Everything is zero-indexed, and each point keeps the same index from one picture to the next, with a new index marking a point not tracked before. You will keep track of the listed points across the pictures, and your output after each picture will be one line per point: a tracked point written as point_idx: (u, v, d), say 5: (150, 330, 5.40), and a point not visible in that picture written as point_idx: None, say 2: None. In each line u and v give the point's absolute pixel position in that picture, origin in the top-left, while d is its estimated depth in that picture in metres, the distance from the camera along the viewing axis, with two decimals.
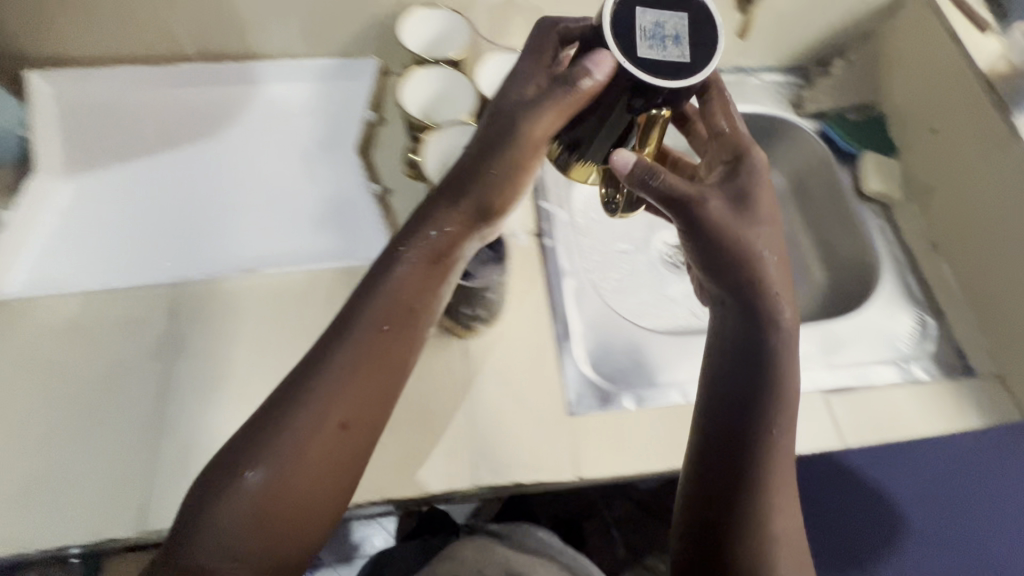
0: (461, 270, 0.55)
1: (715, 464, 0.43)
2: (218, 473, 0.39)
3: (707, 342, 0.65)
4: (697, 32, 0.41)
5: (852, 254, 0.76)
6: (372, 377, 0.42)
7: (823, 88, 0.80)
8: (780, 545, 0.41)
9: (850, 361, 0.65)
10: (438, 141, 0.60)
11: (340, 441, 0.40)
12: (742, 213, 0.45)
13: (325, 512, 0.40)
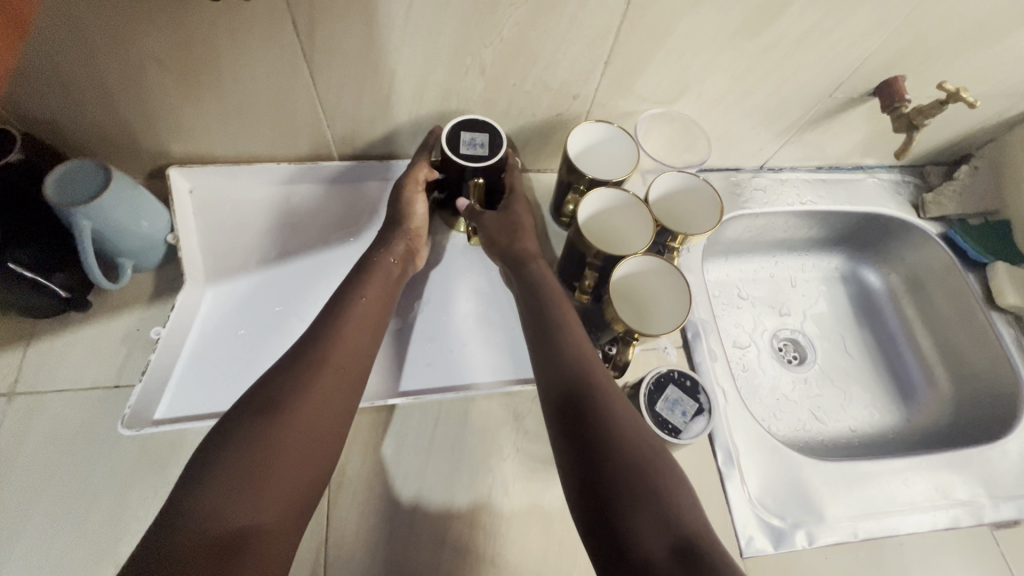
0: (675, 435, 0.47)
1: (574, 397, 0.47)
2: (247, 416, 0.43)
3: (874, 470, 0.62)
4: (494, 139, 0.58)
5: (985, 366, 0.75)
6: (366, 338, 0.51)
7: (948, 194, 0.79)
8: (657, 479, 0.42)
9: (1008, 490, 0.62)
10: (622, 272, 0.55)
11: (331, 386, 0.47)
12: (520, 223, 0.61)
13: (303, 465, 0.43)
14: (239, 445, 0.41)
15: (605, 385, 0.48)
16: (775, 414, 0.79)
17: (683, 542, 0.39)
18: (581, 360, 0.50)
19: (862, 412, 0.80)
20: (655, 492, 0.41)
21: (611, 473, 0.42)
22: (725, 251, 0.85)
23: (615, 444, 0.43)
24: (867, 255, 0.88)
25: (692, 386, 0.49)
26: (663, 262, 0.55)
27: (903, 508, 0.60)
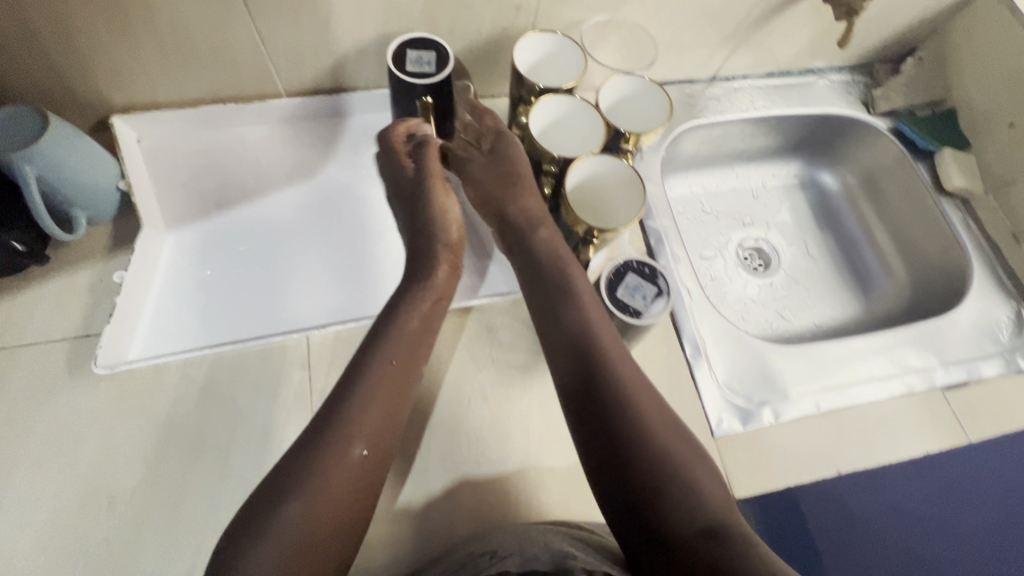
0: (635, 317, 0.53)
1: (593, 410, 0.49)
2: (263, 497, 0.43)
3: (833, 349, 0.65)
4: (442, 58, 0.57)
5: (937, 251, 0.78)
6: (395, 398, 0.50)
7: (895, 87, 0.81)
8: (677, 466, 0.46)
9: (957, 356, 0.67)
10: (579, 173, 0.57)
11: (358, 465, 0.46)
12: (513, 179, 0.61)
13: (345, 516, 0.45)
14: (257, 524, 0.42)
15: (624, 376, 0.50)
16: (743, 317, 0.82)
17: (710, 524, 0.43)
18: (599, 349, 0.51)
19: (825, 308, 0.83)
20: (679, 479, 0.45)
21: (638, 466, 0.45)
22: (685, 165, 0.86)
23: (638, 438, 0.47)
24: (823, 159, 0.90)
25: (651, 273, 0.54)
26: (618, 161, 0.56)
27: (860, 381, 0.64)
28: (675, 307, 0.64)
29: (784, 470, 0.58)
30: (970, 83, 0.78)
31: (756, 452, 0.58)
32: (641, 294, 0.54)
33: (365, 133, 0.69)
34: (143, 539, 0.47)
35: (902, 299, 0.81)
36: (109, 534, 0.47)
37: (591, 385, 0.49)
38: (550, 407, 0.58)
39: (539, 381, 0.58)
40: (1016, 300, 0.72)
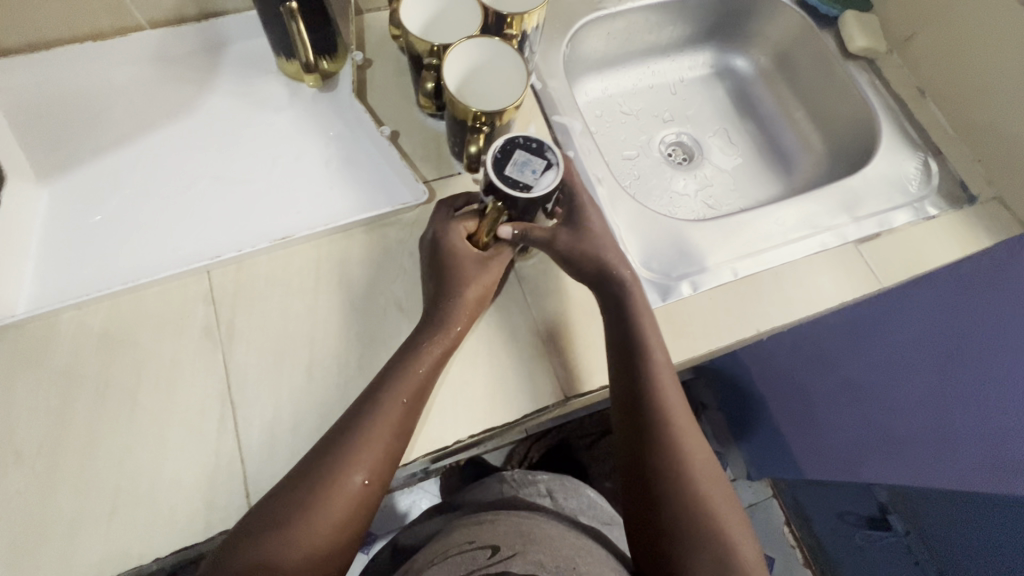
0: (525, 193, 0.48)
1: (645, 420, 0.52)
2: (264, 526, 0.43)
3: (747, 219, 0.66)
4: None
5: (848, 116, 0.78)
6: (399, 440, 0.48)
7: None
8: (705, 510, 0.49)
9: (869, 210, 0.69)
10: (459, 57, 0.54)
11: (360, 494, 0.46)
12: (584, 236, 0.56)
13: (335, 546, 0.44)
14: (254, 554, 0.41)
15: (678, 424, 0.52)
16: (671, 209, 0.82)
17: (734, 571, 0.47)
18: (663, 405, 0.52)
19: (750, 190, 0.84)
20: (705, 526, 0.48)
21: (669, 509, 0.49)
22: (596, 65, 0.84)
23: (682, 490, 0.50)
24: (736, 44, 0.89)
25: (538, 147, 0.49)
26: (501, 42, 0.52)
27: (774, 244, 0.65)
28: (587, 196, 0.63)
29: (705, 337, 0.59)
30: None
31: (676, 324, 0.59)
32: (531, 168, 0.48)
33: (242, 60, 0.64)
34: (56, 490, 0.46)
35: (824, 170, 0.81)
36: (20, 490, 0.46)
37: (649, 437, 0.51)
38: None
39: None
40: (925, 150, 0.73)
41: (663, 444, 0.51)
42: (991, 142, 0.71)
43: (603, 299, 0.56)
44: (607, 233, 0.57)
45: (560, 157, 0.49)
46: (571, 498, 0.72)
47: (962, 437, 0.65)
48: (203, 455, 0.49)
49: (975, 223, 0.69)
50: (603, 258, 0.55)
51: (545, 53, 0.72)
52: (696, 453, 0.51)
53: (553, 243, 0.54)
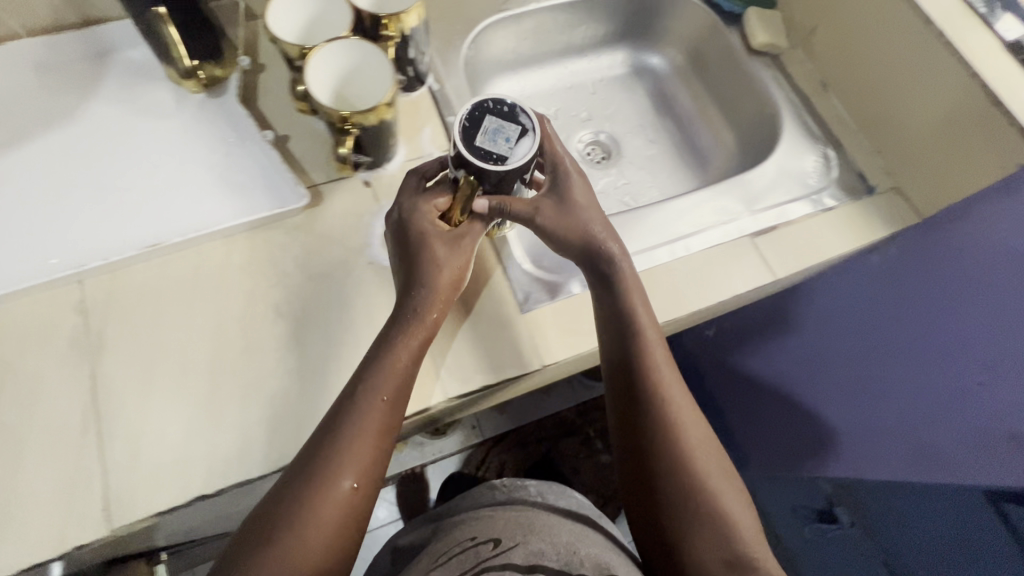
0: (497, 163, 0.49)
1: (637, 408, 0.54)
2: (268, 531, 0.45)
3: (642, 217, 0.67)
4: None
5: (755, 111, 0.79)
6: (383, 435, 0.49)
7: None
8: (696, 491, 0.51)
9: (767, 203, 0.70)
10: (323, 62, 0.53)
11: (346, 497, 0.47)
12: (566, 206, 0.57)
13: (336, 545, 0.46)
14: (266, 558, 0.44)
15: (671, 409, 0.53)
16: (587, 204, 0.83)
17: (729, 556, 0.50)
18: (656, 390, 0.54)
19: (666, 186, 0.85)
20: (696, 504, 0.51)
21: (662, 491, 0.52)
22: (508, 65, 0.84)
23: (674, 471, 0.52)
24: (652, 42, 0.89)
25: (510, 113, 0.50)
26: (362, 41, 0.52)
27: (668, 240, 0.65)
28: None
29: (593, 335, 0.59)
30: None
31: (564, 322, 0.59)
32: (504, 136, 0.49)
33: (130, 68, 0.64)
34: None
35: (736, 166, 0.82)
36: None
37: (643, 423, 0.53)
38: (349, 310, 0.57)
39: (337, 289, 0.57)
40: (826, 143, 0.73)
41: (655, 432, 0.53)
42: (888, 135, 0.71)
43: (593, 278, 0.58)
44: (592, 206, 0.58)
45: (533, 124, 0.50)
46: (561, 497, 0.66)
47: (934, 438, 0.59)
48: (65, 467, 0.48)
49: (872, 215, 0.69)
50: (582, 233, 0.56)
51: (444, 54, 0.71)
52: (689, 436, 0.53)
53: (534, 219, 0.56)
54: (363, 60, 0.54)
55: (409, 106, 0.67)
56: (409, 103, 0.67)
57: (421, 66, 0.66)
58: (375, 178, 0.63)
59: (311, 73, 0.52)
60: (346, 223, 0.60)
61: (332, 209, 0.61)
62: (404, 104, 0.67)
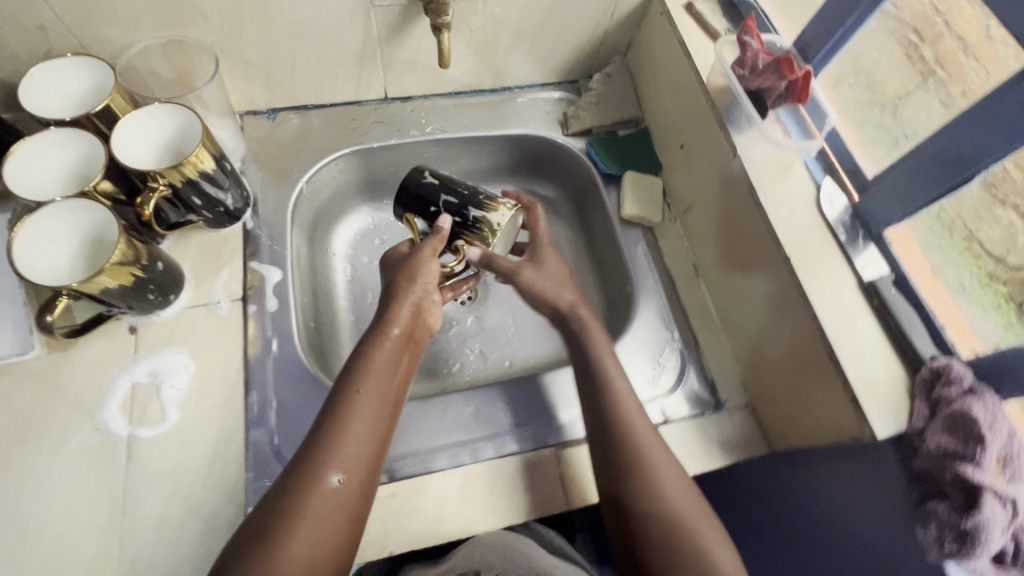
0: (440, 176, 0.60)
1: (617, 451, 0.50)
2: (255, 534, 0.42)
3: (443, 402, 0.59)
4: None
5: (620, 281, 0.71)
6: (374, 436, 0.49)
7: (584, 105, 0.75)
8: (684, 540, 0.46)
9: None
10: (38, 228, 0.48)
11: (330, 496, 0.45)
12: (541, 260, 0.63)
13: (320, 556, 0.43)
14: (244, 564, 0.41)
15: (643, 449, 0.50)
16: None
17: None
18: (631, 434, 0.51)
19: (519, 346, 0.76)
20: (681, 554, 0.45)
21: (644, 538, 0.47)
22: (361, 189, 0.76)
23: (653, 513, 0.47)
24: (545, 182, 0.81)
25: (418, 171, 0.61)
26: (80, 199, 0.48)
27: (450, 443, 0.57)
28: (254, 362, 0.58)
29: None
30: (657, 103, 0.72)
31: None
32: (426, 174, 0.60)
33: None
34: None
35: None
36: None
37: (614, 462, 0.50)
38: (49, 486, 0.50)
39: (47, 454, 0.51)
40: (680, 338, 0.65)
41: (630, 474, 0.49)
42: (743, 343, 0.62)
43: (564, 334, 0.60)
44: (560, 261, 0.64)
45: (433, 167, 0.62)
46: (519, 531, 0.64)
47: None
48: None
49: (713, 437, 0.59)
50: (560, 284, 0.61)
51: (278, 190, 0.67)
52: (666, 481, 0.49)
53: (517, 275, 0.61)
54: (88, 217, 0.49)
55: (214, 244, 0.62)
56: (215, 239, 0.62)
57: (230, 206, 0.61)
58: (143, 322, 0.57)
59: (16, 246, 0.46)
60: (88, 376, 0.54)
61: (76, 357, 0.54)
62: (207, 241, 0.62)
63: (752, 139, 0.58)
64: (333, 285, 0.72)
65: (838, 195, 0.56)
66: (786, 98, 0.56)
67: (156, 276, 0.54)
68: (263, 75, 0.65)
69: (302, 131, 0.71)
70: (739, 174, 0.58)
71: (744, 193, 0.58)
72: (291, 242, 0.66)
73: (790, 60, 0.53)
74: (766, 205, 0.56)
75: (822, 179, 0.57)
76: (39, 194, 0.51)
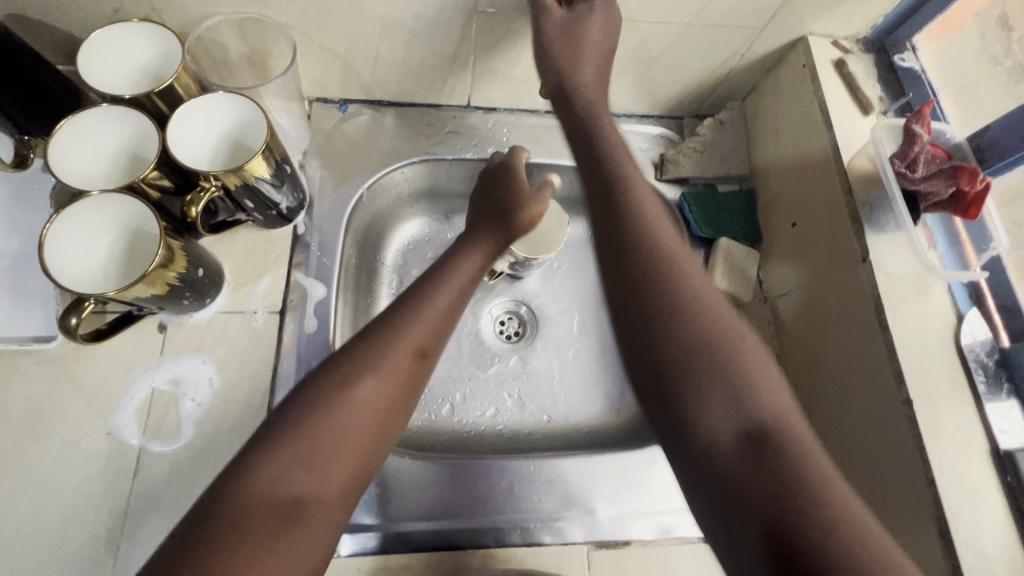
0: None
1: (627, 272, 0.41)
2: (330, 379, 0.41)
3: (482, 468, 0.54)
4: None
5: None
6: (451, 318, 0.47)
7: (687, 151, 0.66)
8: (716, 367, 0.37)
9: (645, 507, 0.53)
10: (73, 221, 0.43)
11: (404, 361, 0.43)
12: (567, 32, 0.49)
13: (378, 418, 0.41)
14: (309, 409, 0.39)
15: (666, 255, 0.41)
16: (434, 397, 0.65)
17: (755, 429, 0.35)
18: (655, 248, 0.41)
19: (564, 401, 0.67)
20: (705, 373, 0.37)
21: (661, 351, 0.38)
22: (422, 197, 0.70)
23: (678, 329, 0.38)
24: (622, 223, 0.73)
25: None
26: (119, 194, 0.43)
27: (486, 520, 0.51)
28: (281, 388, 0.53)
29: None
30: (771, 164, 0.62)
31: None
32: None
33: None
34: None
35: None
36: None
37: (631, 273, 0.40)
38: (52, 488, 0.47)
39: (55, 453, 0.47)
40: None
41: (648, 296, 0.39)
42: None
43: (581, 152, 0.47)
44: (597, 46, 0.50)
45: None
46: None
47: None
48: None
49: None
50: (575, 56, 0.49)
51: (335, 192, 0.62)
52: (688, 272, 0.40)
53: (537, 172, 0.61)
54: (128, 212, 0.44)
55: (260, 244, 0.57)
56: (263, 240, 0.57)
57: (284, 208, 0.55)
58: (174, 322, 0.53)
59: (50, 240, 0.42)
60: (109, 372, 0.50)
61: (100, 351, 0.51)
62: (255, 240, 0.57)
63: (889, 243, 0.49)
64: (377, 302, 0.66)
65: (982, 327, 0.48)
66: (946, 206, 0.49)
67: (195, 282, 0.49)
68: (342, 65, 0.58)
69: (371, 130, 0.64)
70: (865, 281, 0.49)
71: (864, 304, 0.49)
72: (339, 253, 0.60)
73: (974, 170, 0.45)
74: (894, 330, 0.46)
75: (966, 307, 0.49)
76: (88, 170, 0.47)
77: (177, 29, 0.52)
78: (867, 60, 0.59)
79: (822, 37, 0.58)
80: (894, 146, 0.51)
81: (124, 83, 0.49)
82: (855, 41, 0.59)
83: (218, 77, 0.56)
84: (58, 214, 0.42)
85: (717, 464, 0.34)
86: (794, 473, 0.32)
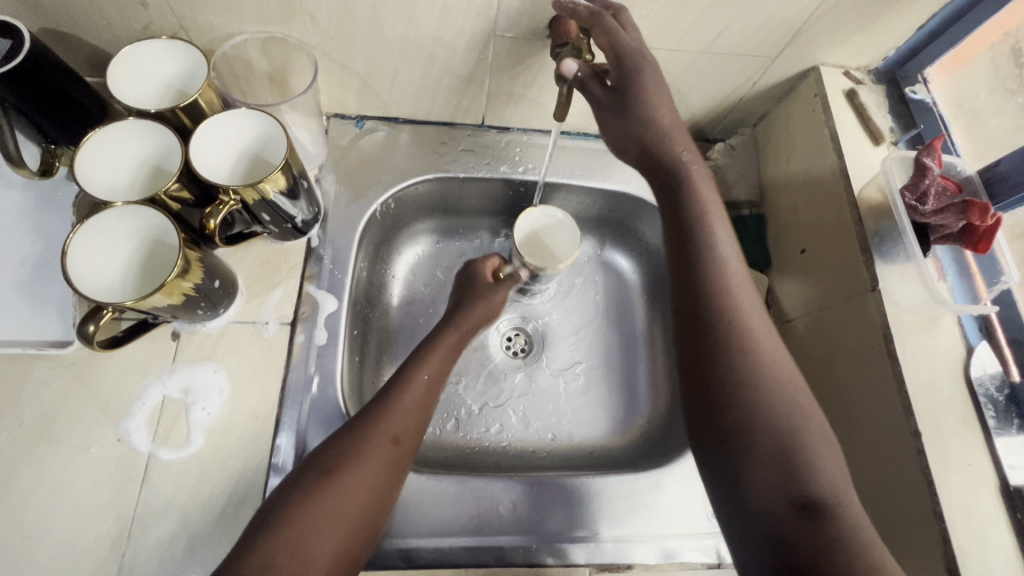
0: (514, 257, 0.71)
1: (697, 321, 0.42)
2: (316, 473, 0.41)
3: (487, 487, 0.53)
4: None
5: None
6: (424, 414, 0.48)
7: None
8: (779, 438, 0.38)
9: (648, 531, 0.53)
10: (95, 233, 0.44)
11: (386, 457, 0.43)
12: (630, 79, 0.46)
13: (357, 512, 0.41)
14: (298, 503, 0.39)
15: (734, 308, 0.42)
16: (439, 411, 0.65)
17: (807, 501, 0.36)
18: (728, 298, 0.42)
19: (569, 419, 0.67)
20: (769, 445, 0.38)
21: (729, 410, 0.39)
22: (434, 212, 0.70)
23: (747, 396, 0.39)
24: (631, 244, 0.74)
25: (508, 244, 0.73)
26: (143, 206, 0.44)
27: (489, 540, 0.51)
28: (290, 399, 0.54)
29: None
30: (782, 190, 0.63)
31: None
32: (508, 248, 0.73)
33: None
34: None
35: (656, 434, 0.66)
36: None
37: (706, 329, 0.42)
38: (61, 492, 0.47)
39: (66, 457, 0.48)
40: None
41: (716, 348, 0.41)
42: None
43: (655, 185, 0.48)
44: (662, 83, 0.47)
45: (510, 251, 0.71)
46: None
47: None
48: None
49: None
50: (647, 87, 0.46)
51: (348, 206, 0.62)
52: (755, 326, 0.42)
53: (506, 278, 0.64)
54: (149, 224, 0.46)
55: (274, 256, 0.58)
56: (277, 252, 0.58)
57: (299, 221, 0.56)
58: (187, 330, 0.53)
59: (73, 250, 0.43)
60: (122, 378, 0.51)
61: (114, 357, 0.51)
62: (269, 252, 0.58)
63: (898, 274, 0.49)
64: (386, 316, 0.67)
65: (992, 359, 0.48)
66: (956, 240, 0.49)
67: (208, 293, 0.50)
68: (359, 83, 0.60)
69: (386, 145, 0.66)
70: (874, 311, 0.49)
71: (873, 334, 0.48)
72: (351, 266, 0.61)
73: (984, 205, 0.46)
74: (903, 360, 0.46)
75: (976, 340, 0.49)
76: (113, 182, 0.49)
77: (202, 46, 0.53)
78: (878, 90, 0.59)
79: (833, 67, 0.59)
80: (905, 178, 0.52)
81: (155, 96, 0.51)
82: (866, 71, 0.60)
83: (240, 92, 0.58)
84: (82, 225, 0.43)
85: (772, 530, 0.35)
86: (841, 545, 0.33)
